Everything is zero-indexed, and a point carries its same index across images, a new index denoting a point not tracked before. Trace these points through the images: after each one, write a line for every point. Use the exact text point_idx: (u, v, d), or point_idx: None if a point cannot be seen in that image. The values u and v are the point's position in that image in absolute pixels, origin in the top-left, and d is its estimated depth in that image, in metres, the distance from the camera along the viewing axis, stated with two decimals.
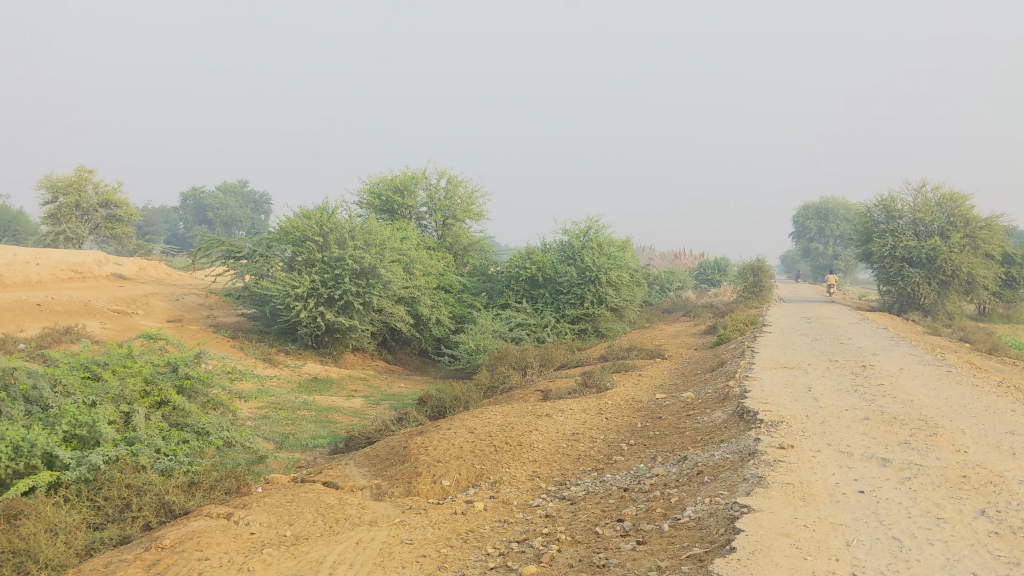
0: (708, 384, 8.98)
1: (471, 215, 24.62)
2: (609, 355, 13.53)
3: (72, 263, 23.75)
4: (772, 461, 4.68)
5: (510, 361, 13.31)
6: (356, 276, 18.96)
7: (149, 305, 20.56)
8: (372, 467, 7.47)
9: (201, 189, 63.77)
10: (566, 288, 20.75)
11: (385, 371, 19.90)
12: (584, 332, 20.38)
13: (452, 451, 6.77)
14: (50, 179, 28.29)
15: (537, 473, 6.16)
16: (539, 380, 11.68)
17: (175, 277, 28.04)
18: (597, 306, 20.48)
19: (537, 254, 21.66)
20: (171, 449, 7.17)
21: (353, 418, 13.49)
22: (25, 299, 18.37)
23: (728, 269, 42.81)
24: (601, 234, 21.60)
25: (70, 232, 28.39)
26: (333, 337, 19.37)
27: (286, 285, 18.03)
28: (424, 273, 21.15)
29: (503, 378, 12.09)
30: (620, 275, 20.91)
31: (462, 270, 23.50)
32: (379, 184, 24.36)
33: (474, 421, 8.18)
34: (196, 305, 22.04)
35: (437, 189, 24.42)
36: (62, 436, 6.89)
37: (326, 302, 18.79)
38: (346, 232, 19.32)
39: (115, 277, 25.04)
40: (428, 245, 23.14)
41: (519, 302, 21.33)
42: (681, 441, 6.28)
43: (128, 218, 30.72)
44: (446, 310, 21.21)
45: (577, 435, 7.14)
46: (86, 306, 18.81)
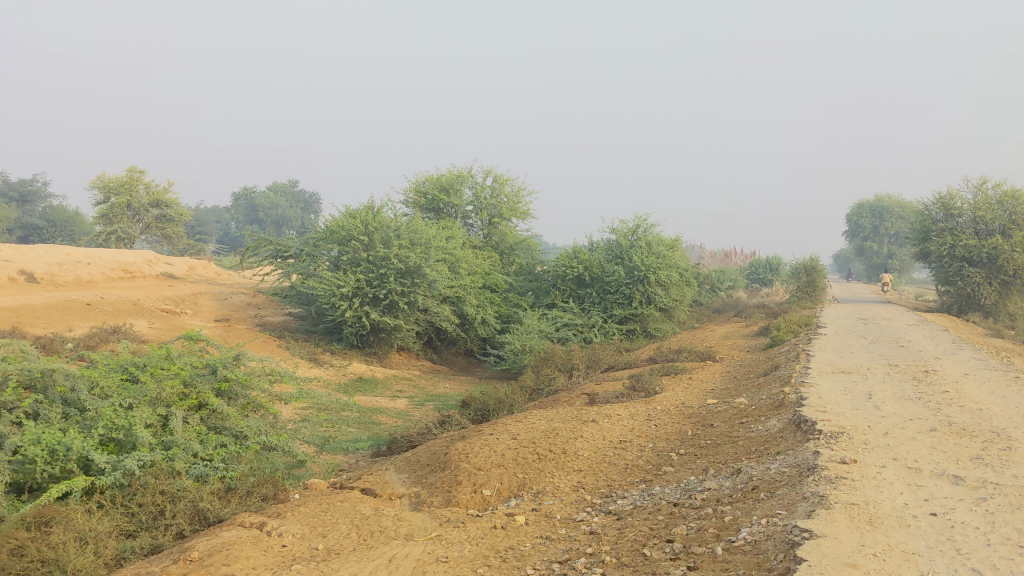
0: (762, 390, 8.63)
1: (517, 214, 24.38)
2: (658, 357, 13.18)
3: (123, 263, 23.99)
4: (834, 478, 4.35)
5: (556, 362, 13.03)
6: (401, 275, 18.84)
7: (197, 305, 20.66)
8: (412, 473, 7.25)
9: (252, 189, 64.48)
10: (613, 288, 20.45)
11: (431, 371, 19.76)
12: (632, 333, 20.01)
13: (493, 459, 6.53)
14: (102, 179, 28.69)
15: (582, 484, 5.88)
16: (585, 383, 11.38)
17: (224, 277, 28.23)
18: (645, 306, 20.09)
19: (585, 254, 21.35)
20: (208, 453, 7.02)
21: (397, 420, 13.33)
22: (75, 299, 18.54)
23: (780, 268, 42.05)
24: (650, 233, 21.21)
25: (122, 231, 28.75)
26: (378, 337, 19.28)
27: (332, 285, 18.00)
28: (470, 272, 20.97)
29: (548, 381, 11.82)
30: (669, 275, 20.50)
31: (508, 270, 23.27)
32: (425, 183, 24.25)
33: (517, 425, 7.93)
34: (243, 304, 22.10)
35: (483, 188, 24.23)
36: (99, 440, 6.81)
37: (371, 301, 18.70)
38: (391, 231, 19.21)
39: (165, 276, 25.26)
40: (474, 244, 22.96)
41: (566, 302, 21.03)
42: (734, 451, 5.95)
43: (178, 218, 31.04)
44: (492, 309, 20.99)
45: (624, 443, 6.85)
46: (135, 306, 18.95)
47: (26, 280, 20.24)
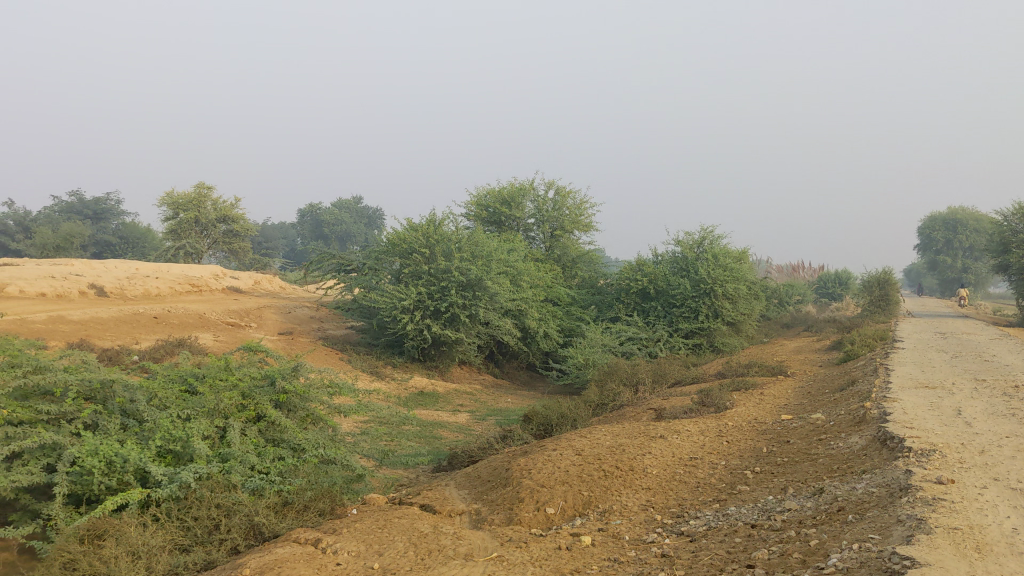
0: (840, 405, 8.21)
1: (579, 227, 24.11)
2: (727, 372, 12.75)
3: (190, 277, 24.32)
4: (930, 500, 3.98)
5: (621, 377, 12.70)
6: (462, 288, 18.69)
7: (261, 318, 20.80)
8: (473, 490, 7.00)
9: (317, 205, 65.32)
10: (679, 301, 20.01)
11: (493, 385, 19.54)
12: (699, 347, 19.53)
13: (557, 475, 6.25)
14: (171, 196, 29.22)
15: (651, 503, 5.57)
16: (651, 397, 11.03)
17: (288, 291, 28.46)
18: (712, 320, 19.62)
19: (649, 266, 20.96)
20: (266, 466, 6.86)
21: (459, 435, 13.12)
22: (143, 312, 18.78)
23: (851, 282, 40.99)
24: (717, 245, 20.75)
25: (190, 246, 29.22)
26: (439, 350, 19.14)
27: (393, 298, 17.92)
28: (532, 285, 20.74)
29: (613, 395, 11.49)
30: (737, 287, 20.00)
31: (571, 283, 22.97)
32: (486, 196, 24.15)
33: (582, 441, 7.65)
34: (307, 317, 22.19)
35: (545, 201, 24.02)
36: (156, 452, 6.72)
37: (432, 314, 18.58)
38: (453, 244, 19.14)
39: (231, 290, 25.54)
40: (536, 258, 22.75)
41: (630, 315, 20.65)
42: (813, 469, 5.58)
43: (245, 234, 31.44)
44: (554, 323, 20.71)
45: (695, 460, 6.51)
46: (201, 319, 19.14)
47: (97, 294, 20.60)
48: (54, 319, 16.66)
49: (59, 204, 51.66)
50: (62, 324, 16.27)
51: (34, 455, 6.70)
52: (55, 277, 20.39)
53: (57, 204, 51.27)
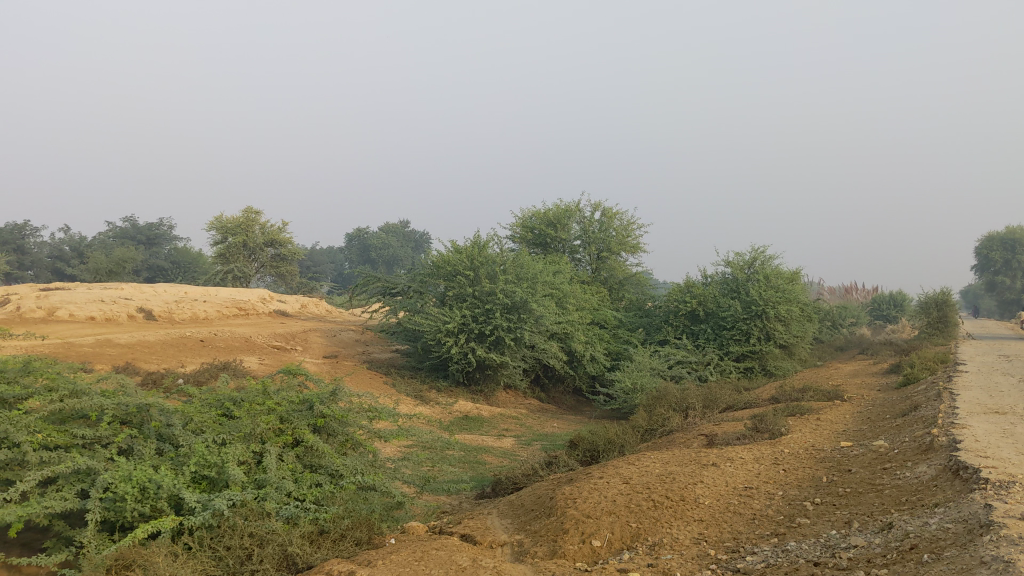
0: (904, 431, 7.79)
1: (626, 248, 23.75)
2: (781, 397, 12.31)
3: (237, 300, 24.43)
4: (1016, 538, 3.62)
5: (670, 401, 12.33)
6: (507, 310, 18.44)
7: (307, 341, 20.76)
8: (516, 519, 6.71)
9: (365, 230, 65.75)
10: (729, 323, 19.56)
11: (539, 410, 19.24)
12: (750, 371, 19.06)
13: (604, 505, 5.94)
14: (220, 220, 29.50)
15: (704, 536, 5.23)
16: (702, 423, 10.65)
17: (335, 314, 28.47)
18: (764, 343, 19.16)
19: (698, 288, 20.55)
20: (302, 494, 6.64)
21: (503, 460, 12.84)
22: (189, 335, 18.84)
23: (906, 303, 40.01)
24: (768, 266, 20.27)
25: (238, 270, 29.44)
26: (484, 374, 18.89)
27: (438, 321, 17.80)
28: (578, 308, 20.46)
29: (662, 420, 11.12)
30: (789, 309, 19.51)
31: (618, 306, 22.62)
32: (532, 218, 23.96)
33: (631, 469, 7.32)
34: (352, 341, 22.12)
35: (591, 222, 23.73)
36: (191, 478, 6.54)
37: (476, 337, 18.34)
38: (497, 266, 18.98)
39: (277, 313, 25.61)
40: (582, 280, 22.45)
41: (679, 338, 20.24)
42: (879, 501, 5.21)
43: (292, 257, 31.60)
44: (601, 346, 20.38)
45: (750, 491, 6.16)
46: (246, 342, 19.14)
47: (145, 318, 20.74)
48: (101, 342, 16.75)
49: (113, 230, 52.64)
50: (109, 348, 16.35)
51: (68, 480, 6.57)
52: (104, 300, 20.58)
53: (111, 230, 52.23)
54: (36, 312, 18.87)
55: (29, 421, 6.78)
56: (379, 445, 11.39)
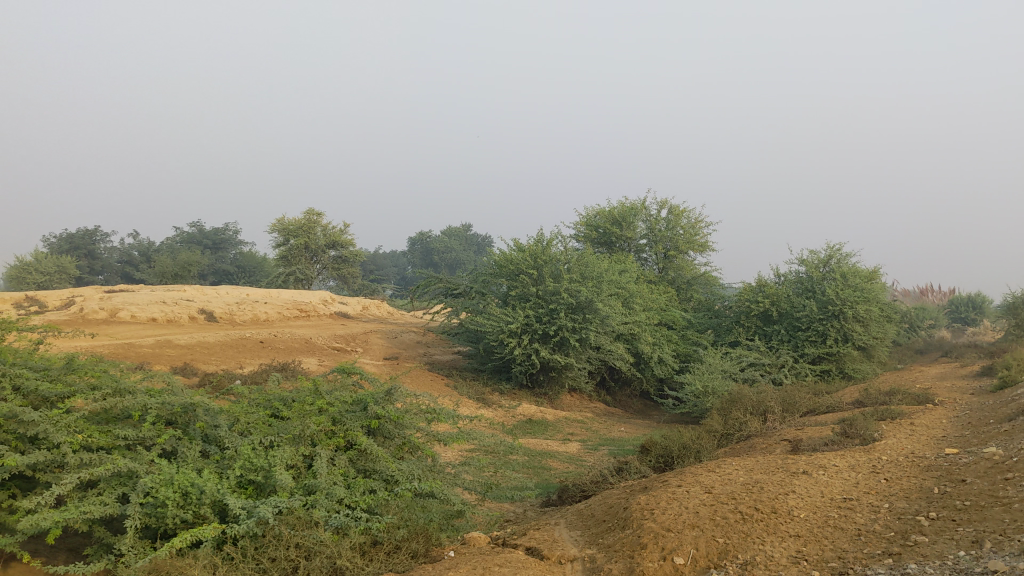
0: (1016, 437, 7.01)
1: (695, 247, 22.97)
2: (866, 400, 11.50)
3: (299, 301, 24.27)
4: None
5: (746, 404, 11.62)
6: (572, 310, 17.84)
7: (368, 343, 20.46)
8: (586, 531, 6.13)
9: (427, 234, 65.74)
10: (804, 324, 18.68)
11: (604, 413, 18.61)
12: (827, 374, 18.17)
13: (685, 517, 5.33)
14: (282, 222, 29.45)
15: (802, 554, 4.60)
16: (783, 428, 9.94)
17: (396, 316, 28.19)
18: (842, 344, 18.24)
19: (772, 287, 19.68)
20: (354, 501, 6.16)
21: (569, 466, 12.26)
22: (250, 336, 18.66)
23: (986, 305, 38.33)
24: (846, 264, 19.30)
25: (300, 272, 29.36)
26: (548, 376, 18.33)
27: (500, 321, 17.33)
28: (645, 308, 19.79)
29: (739, 425, 10.43)
30: (869, 309, 18.54)
31: (686, 306, 21.84)
32: (596, 216, 23.35)
33: (712, 476, 6.68)
34: (413, 342, 21.75)
35: (658, 220, 23.00)
36: (236, 483, 6.11)
37: (540, 338, 17.79)
38: (561, 264, 18.42)
39: (339, 315, 25.39)
40: (648, 279, 21.75)
41: (751, 340, 19.41)
42: (1009, 517, 4.51)
43: (354, 259, 31.44)
44: (669, 347, 19.66)
45: (851, 503, 5.48)
46: (307, 343, 18.88)
47: (207, 319, 20.65)
48: (162, 343, 16.61)
49: (181, 236, 53.46)
50: (169, 349, 16.20)
51: (109, 484, 6.20)
52: (167, 302, 20.56)
53: (179, 235, 53.02)
54: (99, 313, 18.87)
55: (69, 420, 6.43)
56: (440, 448, 10.92)
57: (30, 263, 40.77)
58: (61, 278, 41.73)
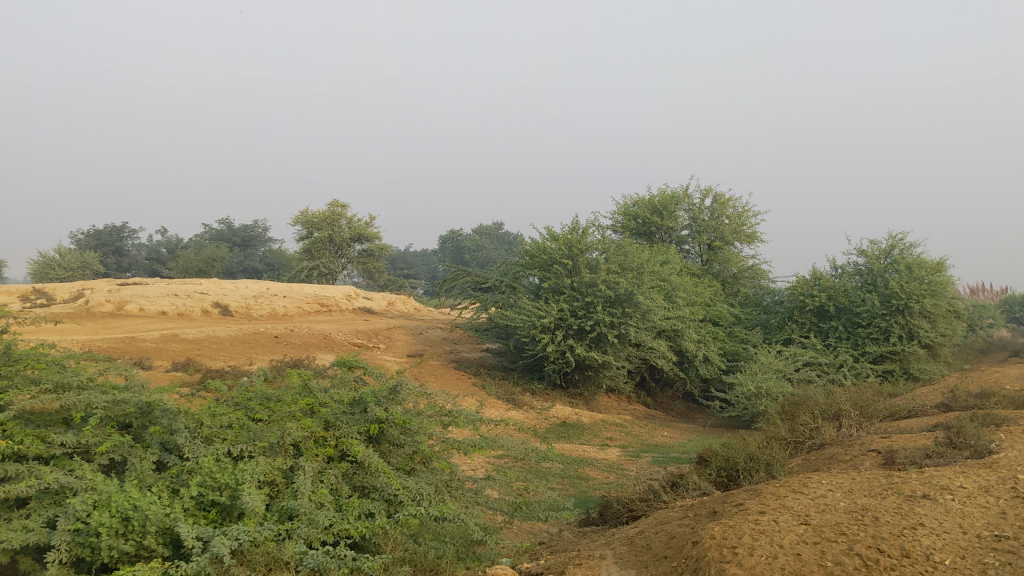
0: None
1: (741, 237, 21.48)
2: (954, 404, 9.99)
3: (320, 296, 23.06)
4: None
5: (814, 408, 10.16)
6: (610, 304, 16.43)
7: (391, 340, 19.18)
8: (644, 571, 4.73)
9: (459, 232, 64.60)
10: (865, 319, 17.12)
11: (645, 416, 17.18)
12: (890, 375, 16.61)
13: (785, 563, 3.90)
14: (305, 215, 28.28)
15: None
16: (864, 436, 8.48)
17: (424, 312, 26.94)
18: (906, 342, 16.66)
19: (828, 280, 18.10)
20: (345, 530, 4.82)
21: (610, 477, 10.90)
22: (264, 331, 17.45)
23: None
24: (911, 255, 17.66)
25: (324, 266, 28.16)
26: (585, 376, 16.90)
27: (532, 315, 15.96)
28: (689, 302, 18.32)
29: (810, 432, 8.99)
30: (936, 304, 16.92)
31: (732, 301, 20.33)
32: (634, 205, 21.93)
33: (803, 500, 5.22)
34: (440, 339, 20.44)
35: (701, 210, 21.57)
36: (195, 505, 4.79)
37: (575, 334, 16.40)
38: (598, 254, 17.00)
39: (363, 310, 24.16)
40: (692, 272, 20.29)
41: (805, 338, 17.87)
42: None
43: (380, 253, 30.17)
44: (715, 346, 18.17)
45: (1009, 545, 4.03)
46: (325, 339, 17.60)
47: (221, 313, 19.47)
48: (167, 337, 15.40)
49: (210, 232, 52.69)
50: (174, 344, 14.98)
51: (39, 503, 4.90)
52: (179, 295, 19.40)
53: (207, 233, 52.29)
54: (105, 306, 17.74)
55: None
56: (464, 457, 9.58)
57: (54, 258, 40.01)
58: (85, 272, 40.86)
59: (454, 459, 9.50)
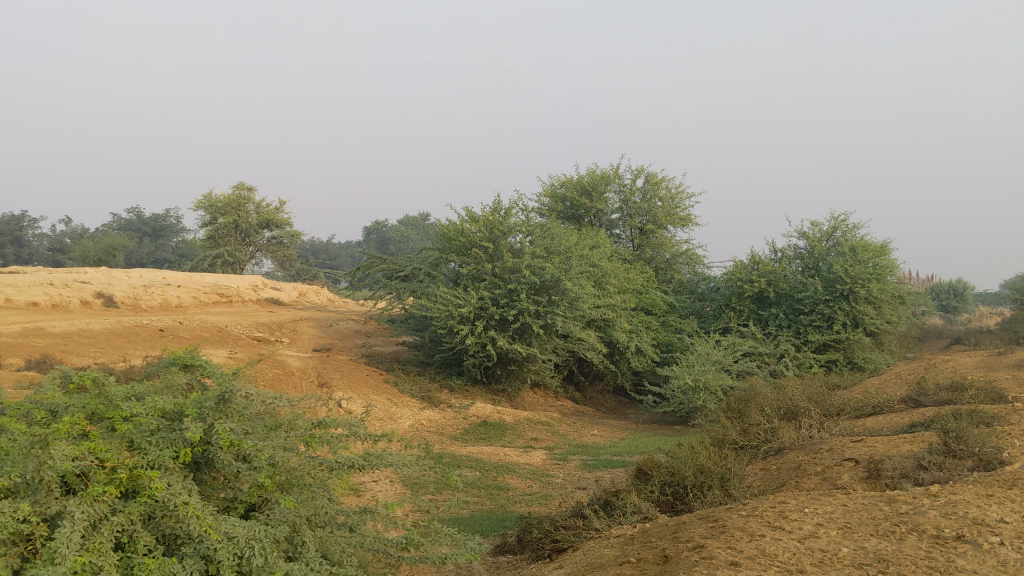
0: None
1: (674, 220, 20.29)
2: (924, 399, 8.78)
3: (220, 285, 21.08)
4: None
5: (765, 403, 8.84)
6: (535, 291, 14.99)
7: (296, 333, 17.43)
8: None
9: (384, 223, 62.79)
10: (806, 306, 16.02)
11: (573, 413, 15.82)
12: (833, 365, 15.56)
13: None
14: (209, 199, 26.21)
15: None
16: (829, 439, 7.18)
17: (339, 304, 25.18)
18: (851, 330, 15.63)
19: (767, 264, 16.93)
20: None
21: (534, 485, 9.42)
22: (148, 323, 15.52)
23: (968, 293, 36.61)
24: (854, 237, 16.62)
25: (229, 254, 26.13)
26: (508, 370, 15.44)
27: (449, 303, 14.38)
28: (620, 290, 17.01)
29: (766, 433, 7.65)
30: (882, 288, 15.89)
31: (665, 288, 19.11)
32: (562, 186, 20.55)
33: (788, 544, 3.77)
34: (351, 332, 18.77)
35: (632, 191, 20.32)
36: None
37: (497, 324, 14.91)
38: (522, 237, 15.52)
39: (270, 301, 22.31)
40: (623, 257, 19.00)
41: (744, 326, 16.72)
42: None
43: (292, 240, 28.25)
44: (648, 335, 16.90)
45: None
46: (219, 332, 15.77)
47: (104, 304, 17.44)
48: (29, 331, 13.42)
49: (119, 222, 49.83)
50: (36, 338, 13.03)
51: None
52: (54, 284, 17.30)
53: (115, 223, 49.48)
54: None
55: None
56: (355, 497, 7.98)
57: None
58: None
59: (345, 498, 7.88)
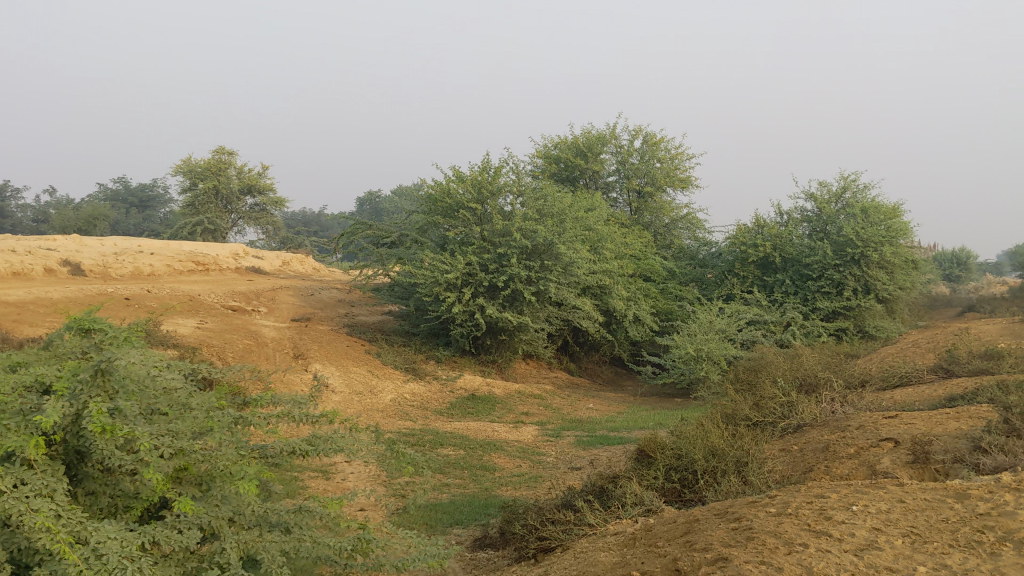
0: None
1: (674, 183, 19.31)
2: (957, 370, 7.87)
3: (197, 252, 20.09)
4: None
5: (780, 374, 7.93)
6: (527, 256, 14.04)
7: (274, 302, 16.48)
8: None
9: (376, 194, 61.71)
10: (815, 271, 15.09)
11: (568, 385, 14.94)
12: (842, 334, 14.68)
13: None
14: (188, 163, 25.14)
15: None
16: (858, 415, 6.25)
17: (324, 273, 24.20)
18: (861, 297, 14.74)
19: (773, 227, 15.99)
20: None
21: (521, 465, 8.52)
22: (114, 291, 14.57)
23: (972, 262, 35.79)
24: (865, 198, 15.67)
25: (210, 221, 25.10)
26: (497, 341, 14.54)
27: (434, 269, 13.42)
28: (617, 256, 16.07)
29: (782, 409, 6.73)
30: (896, 252, 14.95)
31: (664, 253, 18.18)
32: (556, 147, 19.56)
33: (844, 560, 2.85)
34: (333, 301, 17.83)
35: (630, 152, 19.33)
36: None
37: (486, 291, 14.01)
38: (513, 199, 14.53)
39: (251, 270, 21.34)
40: (620, 222, 18.05)
41: (748, 293, 15.82)
42: None
43: (276, 206, 27.22)
44: (647, 303, 15.98)
45: None
46: (191, 300, 14.83)
47: (70, 272, 16.47)
48: None
49: (105, 192, 48.71)
50: None
51: None
52: (17, 250, 16.28)
53: (101, 193, 48.31)
54: None
55: None
56: (320, 481, 7.10)
57: None
58: None
59: (308, 482, 6.99)
